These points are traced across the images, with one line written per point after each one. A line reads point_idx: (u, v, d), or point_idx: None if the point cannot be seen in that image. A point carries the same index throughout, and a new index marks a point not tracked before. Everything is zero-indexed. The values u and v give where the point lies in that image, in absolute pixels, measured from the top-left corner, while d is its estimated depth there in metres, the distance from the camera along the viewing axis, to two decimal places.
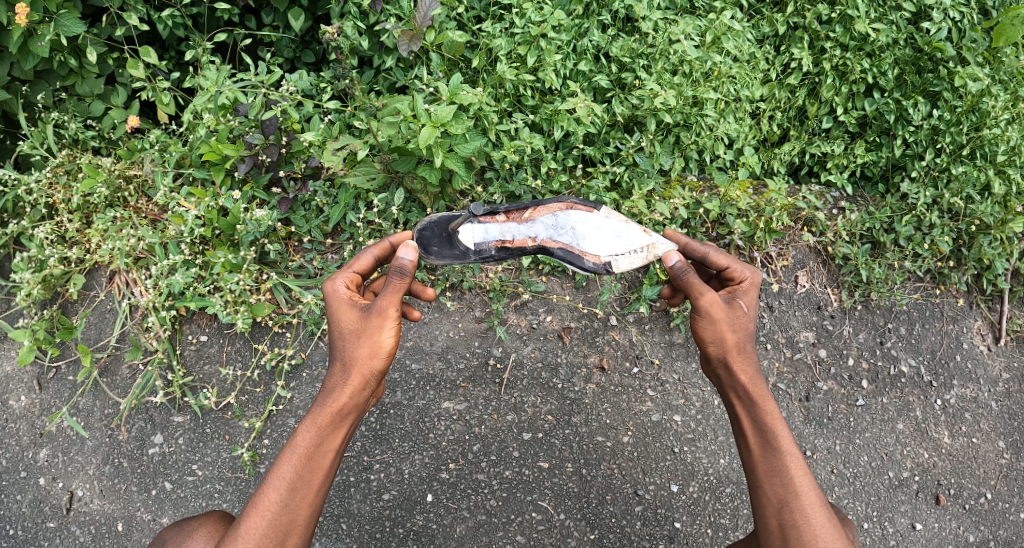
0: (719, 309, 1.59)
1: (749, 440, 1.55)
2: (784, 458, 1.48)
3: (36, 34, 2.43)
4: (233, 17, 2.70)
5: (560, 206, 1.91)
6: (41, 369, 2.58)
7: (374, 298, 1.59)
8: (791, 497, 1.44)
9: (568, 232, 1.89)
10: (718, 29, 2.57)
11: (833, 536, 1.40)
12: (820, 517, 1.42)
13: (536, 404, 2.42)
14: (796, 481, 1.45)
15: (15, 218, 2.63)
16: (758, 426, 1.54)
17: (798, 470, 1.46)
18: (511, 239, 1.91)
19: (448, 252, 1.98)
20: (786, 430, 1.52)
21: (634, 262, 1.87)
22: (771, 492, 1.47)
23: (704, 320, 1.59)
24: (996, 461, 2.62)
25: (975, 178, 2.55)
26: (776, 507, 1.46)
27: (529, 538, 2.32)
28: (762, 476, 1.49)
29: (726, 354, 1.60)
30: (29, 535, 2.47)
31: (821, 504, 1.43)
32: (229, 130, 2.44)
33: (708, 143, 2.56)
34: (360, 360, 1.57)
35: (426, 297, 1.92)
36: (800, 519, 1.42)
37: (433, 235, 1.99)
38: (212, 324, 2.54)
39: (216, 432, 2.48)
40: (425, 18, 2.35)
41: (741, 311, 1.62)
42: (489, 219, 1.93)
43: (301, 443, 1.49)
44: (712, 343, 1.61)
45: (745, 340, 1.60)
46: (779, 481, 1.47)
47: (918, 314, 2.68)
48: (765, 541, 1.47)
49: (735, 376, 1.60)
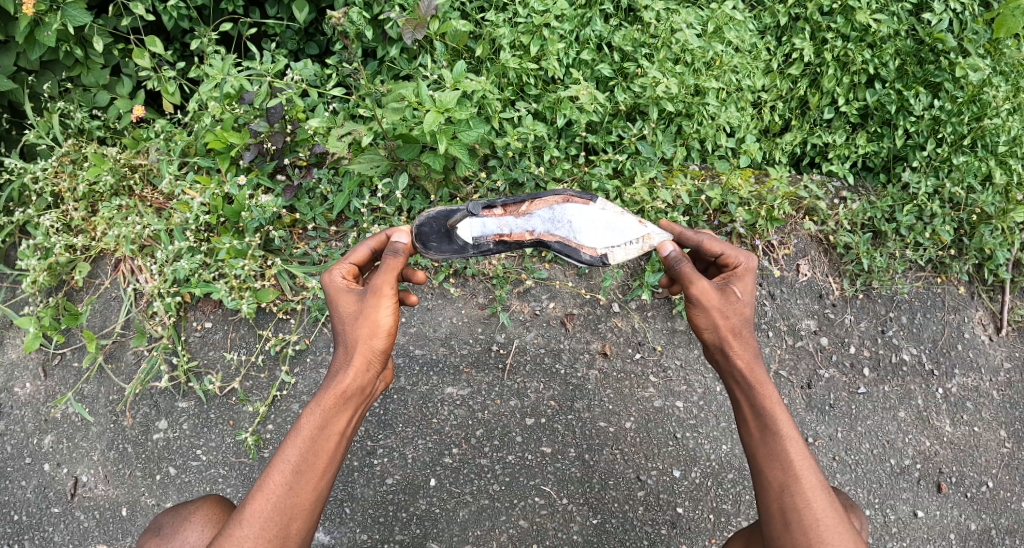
0: (711, 297, 1.60)
1: (749, 425, 1.55)
2: (784, 443, 1.48)
3: (43, 24, 2.45)
4: (239, 8, 2.73)
5: (557, 199, 1.92)
6: (46, 356, 2.59)
7: (370, 281, 1.62)
8: (791, 481, 1.44)
9: (564, 225, 1.90)
10: (720, 19, 2.58)
11: (834, 519, 1.40)
12: (821, 501, 1.42)
13: (539, 390, 2.44)
14: (796, 466, 1.45)
15: (20, 207, 2.65)
16: (755, 411, 1.54)
17: (798, 454, 1.46)
18: (509, 233, 1.91)
19: (447, 247, 1.95)
20: (785, 414, 1.51)
21: (629, 253, 1.89)
22: (772, 477, 1.47)
23: (697, 309, 1.62)
24: (998, 450, 2.62)
25: (976, 168, 2.57)
26: (776, 491, 1.46)
27: (531, 523, 2.33)
28: (762, 462, 1.49)
29: (722, 341, 1.60)
30: (33, 521, 2.48)
31: (822, 488, 1.43)
32: (235, 118, 2.49)
33: (710, 132, 2.58)
34: (360, 341, 1.58)
35: (416, 279, 1.97)
36: (801, 502, 1.42)
37: (433, 230, 1.95)
38: (216, 310, 2.55)
39: (220, 417, 2.49)
40: (429, 7, 2.33)
41: (735, 297, 1.62)
42: (487, 213, 1.92)
43: (305, 426, 1.50)
44: (707, 331, 1.62)
45: (741, 326, 1.61)
46: (779, 466, 1.46)
47: (919, 303, 2.69)
48: (767, 525, 1.47)
49: (732, 361, 1.59)
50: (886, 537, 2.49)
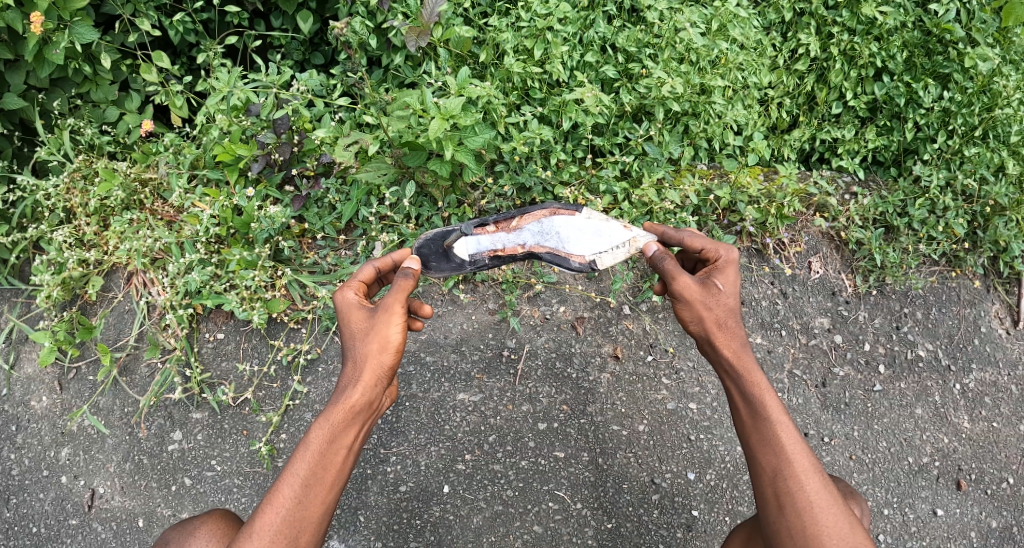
0: (693, 290, 1.60)
1: (741, 414, 1.52)
2: (774, 427, 1.45)
3: (52, 42, 2.47)
4: (243, 20, 2.75)
5: (544, 213, 1.97)
6: (62, 370, 2.62)
7: (380, 298, 1.63)
8: (783, 466, 1.41)
9: (554, 237, 1.96)
10: (725, 16, 2.54)
11: (829, 502, 1.37)
12: (814, 484, 1.39)
13: (551, 394, 2.43)
14: (788, 450, 1.42)
15: (33, 223, 2.67)
16: (746, 399, 1.51)
17: (789, 439, 1.43)
18: (502, 248, 1.99)
19: (446, 265, 2.08)
20: (776, 400, 1.48)
21: (617, 257, 1.94)
22: (764, 461, 1.45)
23: (681, 303, 1.62)
24: (1019, 446, 2.57)
25: (989, 159, 2.54)
26: (771, 477, 1.43)
27: (546, 528, 2.31)
28: (756, 449, 1.46)
29: (707, 333, 1.59)
30: (52, 533, 2.50)
31: (816, 471, 1.40)
32: (243, 130, 2.46)
33: (718, 130, 2.55)
34: (370, 356, 1.57)
35: (423, 314, 1.86)
36: (793, 486, 1.39)
37: (431, 251, 2.07)
38: (228, 321, 2.57)
39: (234, 427, 2.50)
40: (433, 13, 2.37)
41: (717, 289, 1.60)
42: (480, 230, 2.00)
43: (314, 441, 1.48)
44: (693, 323, 1.61)
45: (727, 317, 1.58)
46: (772, 452, 1.44)
47: (934, 298, 2.66)
48: (764, 512, 1.44)
49: (720, 352, 1.57)
50: (906, 537, 2.45)
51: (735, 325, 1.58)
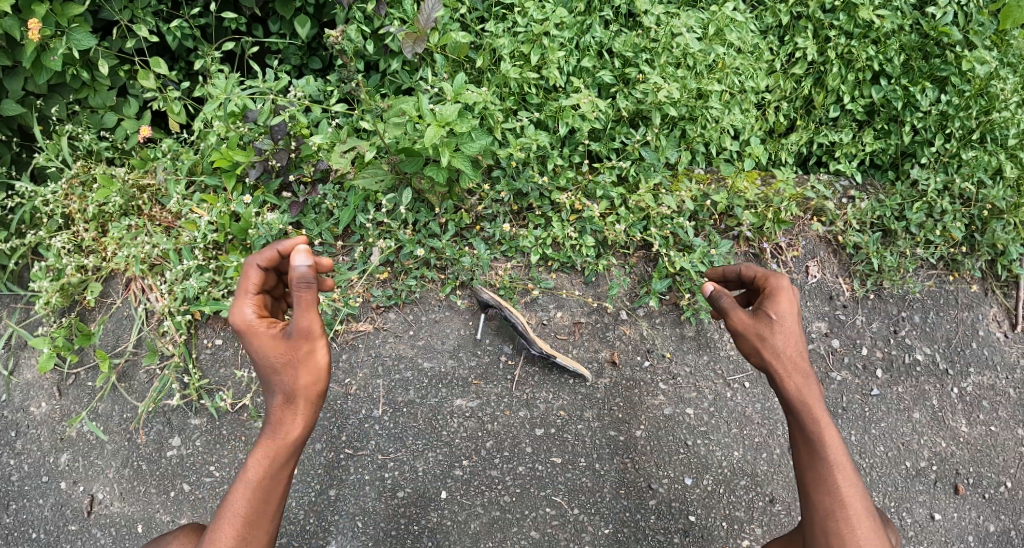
0: (748, 323, 1.59)
1: (796, 438, 1.55)
2: (829, 456, 1.49)
3: (49, 48, 2.48)
4: (240, 26, 2.75)
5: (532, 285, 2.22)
6: (61, 376, 2.63)
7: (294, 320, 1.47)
8: (834, 493, 1.47)
9: None
10: (721, 21, 2.56)
11: (873, 527, 1.44)
12: (860, 509, 1.46)
13: (548, 400, 2.44)
14: (840, 479, 1.47)
15: (32, 229, 2.68)
16: (802, 424, 1.53)
17: (840, 466, 1.48)
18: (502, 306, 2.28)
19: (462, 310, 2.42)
20: (831, 426, 1.51)
21: None
22: (817, 484, 1.49)
23: (743, 338, 1.60)
24: (1017, 449, 2.57)
25: (986, 162, 2.55)
26: (824, 500, 1.48)
27: (543, 533, 2.32)
28: (810, 473, 1.51)
29: (765, 360, 1.57)
30: (51, 538, 2.50)
31: (861, 498, 1.46)
32: (241, 136, 2.49)
33: (714, 135, 2.56)
34: (298, 387, 1.49)
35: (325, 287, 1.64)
36: (841, 511, 1.46)
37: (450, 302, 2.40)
38: (226, 327, 2.57)
39: (232, 433, 2.50)
40: (428, 20, 2.36)
41: (775, 320, 1.57)
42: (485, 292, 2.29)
43: (253, 477, 1.47)
44: (751, 354, 1.60)
45: (793, 349, 1.56)
46: (824, 476, 1.49)
47: (932, 302, 2.66)
48: (809, 529, 1.51)
49: (775, 378, 1.57)
50: (904, 541, 2.45)
51: (800, 348, 1.56)
